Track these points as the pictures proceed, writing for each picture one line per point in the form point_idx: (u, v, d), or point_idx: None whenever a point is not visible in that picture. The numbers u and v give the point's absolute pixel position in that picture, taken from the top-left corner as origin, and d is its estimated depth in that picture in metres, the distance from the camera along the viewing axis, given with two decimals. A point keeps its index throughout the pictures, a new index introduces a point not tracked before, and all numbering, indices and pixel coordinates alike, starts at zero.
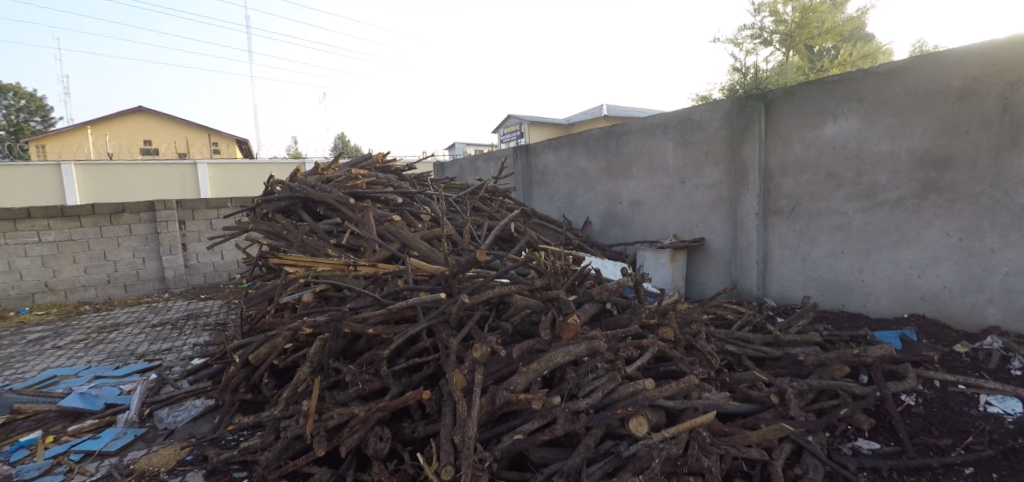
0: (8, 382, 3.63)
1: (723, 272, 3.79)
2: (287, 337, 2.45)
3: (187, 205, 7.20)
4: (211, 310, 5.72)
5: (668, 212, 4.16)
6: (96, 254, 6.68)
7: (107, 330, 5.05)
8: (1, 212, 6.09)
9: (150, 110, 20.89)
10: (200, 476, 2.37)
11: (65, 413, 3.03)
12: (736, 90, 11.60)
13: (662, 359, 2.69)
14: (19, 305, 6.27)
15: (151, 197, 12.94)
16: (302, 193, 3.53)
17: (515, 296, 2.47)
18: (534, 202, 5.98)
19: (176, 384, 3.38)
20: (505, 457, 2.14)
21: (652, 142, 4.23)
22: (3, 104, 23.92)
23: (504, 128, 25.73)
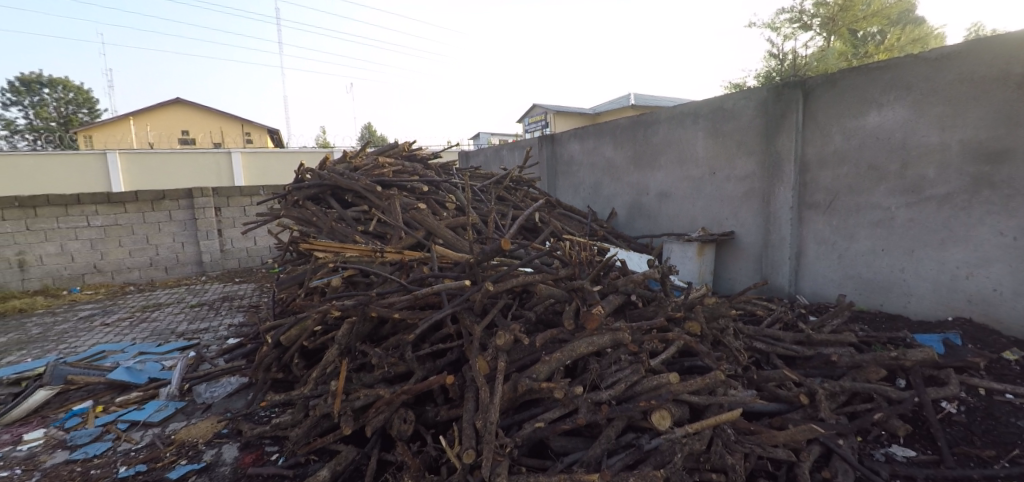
0: (63, 355, 3.89)
1: (753, 267, 3.68)
2: (316, 319, 2.54)
3: (223, 192, 7.48)
4: (245, 293, 5.96)
5: (696, 205, 4.06)
6: (140, 238, 7.03)
7: (150, 310, 5.35)
8: (54, 197, 6.48)
9: (188, 101, 21.72)
10: (235, 448, 2.50)
11: (113, 385, 3.23)
12: (772, 77, 11.15)
13: (687, 353, 2.64)
14: (71, 284, 6.70)
15: (190, 184, 13.49)
16: (330, 180, 3.60)
17: (538, 285, 2.47)
18: (558, 192, 5.94)
19: (213, 361, 3.55)
20: (526, 444, 2.16)
21: (682, 132, 4.12)
22: (54, 95, 25.39)
23: (528, 118, 25.61)
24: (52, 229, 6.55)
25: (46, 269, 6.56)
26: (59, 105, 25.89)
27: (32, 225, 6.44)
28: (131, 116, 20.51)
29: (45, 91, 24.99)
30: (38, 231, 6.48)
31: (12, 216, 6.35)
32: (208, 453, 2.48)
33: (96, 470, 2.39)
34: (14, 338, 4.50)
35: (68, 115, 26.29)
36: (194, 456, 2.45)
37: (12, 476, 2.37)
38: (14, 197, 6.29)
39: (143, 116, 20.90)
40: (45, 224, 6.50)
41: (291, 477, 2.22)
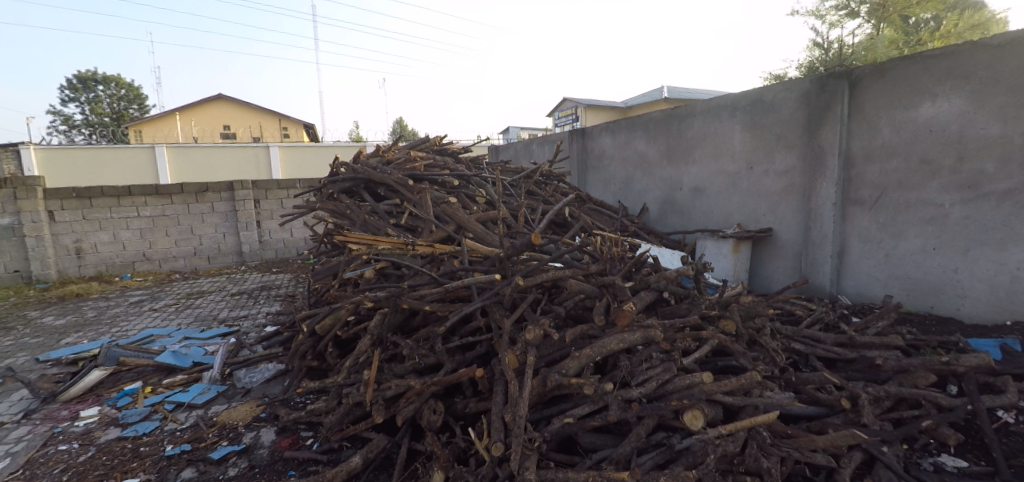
0: (117, 337, 4.14)
1: (791, 265, 3.54)
2: (349, 310, 2.60)
3: (261, 185, 7.73)
4: (281, 282, 6.17)
5: (732, 200, 3.94)
6: (185, 228, 7.37)
7: (194, 297, 5.61)
8: (108, 189, 6.86)
9: (229, 97, 22.56)
10: (272, 432, 2.60)
11: (160, 368, 3.40)
12: (815, 67, 10.64)
13: (721, 353, 2.57)
14: (123, 271, 7.09)
15: (231, 177, 14.02)
16: (364, 174, 3.67)
17: (569, 280, 2.44)
18: (589, 186, 5.88)
19: (252, 348, 3.69)
20: (555, 439, 2.15)
21: (718, 126, 3.99)
22: (106, 92, 26.89)
23: (558, 113, 25.42)
24: (106, 219, 6.95)
25: (101, 256, 6.97)
26: (112, 101, 27.45)
27: (88, 215, 6.86)
28: (176, 112, 21.51)
29: (99, 88, 26.51)
30: (94, 220, 6.89)
31: (71, 206, 6.77)
32: (248, 435, 2.58)
33: (146, 447, 2.53)
34: (73, 321, 4.81)
35: (119, 111, 27.81)
36: (234, 438, 2.56)
37: (71, 449, 2.55)
38: (73, 188, 6.70)
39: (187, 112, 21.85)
40: (100, 214, 6.90)
41: (325, 462, 2.29)
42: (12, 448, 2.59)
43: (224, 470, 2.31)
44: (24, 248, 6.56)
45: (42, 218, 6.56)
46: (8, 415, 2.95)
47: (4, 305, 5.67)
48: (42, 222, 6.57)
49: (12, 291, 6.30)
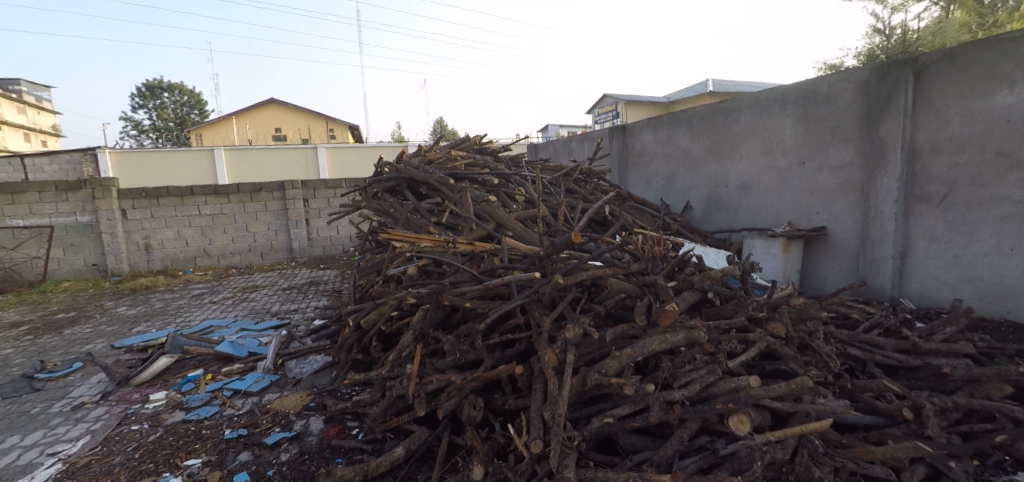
0: (182, 327, 4.46)
1: (847, 266, 3.35)
2: (393, 305, 2.69)
3: (310, 185, 8.06)
4: (329, 278, 6.43)
5: (782, 197, 3.77)
6: (240, 225, 7.81)
7: (249, 290, 5.94)
8: (173, 189, 7.38)
9: (280, 100, 23.63)
10: (321, 421, 2.72)
11: (220, 357, 3.63)
12: (876, 56, 9.96)
13: (770, 356, 2.47)
14: (185, 265, 7.61)
15: (283, 177, 14.72)
16: (407, 173, 3.78)
17: (609, 279, 2.42)
18: (629, 184, 5.78)
19: (302, 340, 3.87)
20: (594, 438, 2.14)
21: (767, 120, 3.82)
22: (170, 99, 28.91)
23: (598, 109, 25.06)
24: (171, 217, 7.48)
25: (167, 252, 7.52)
26: (176, 107, 29.57)
27: (156, 213, 7.40)
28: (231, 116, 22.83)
29: (165, 95, 28.60)
30: (161, 218, 7.44)
31: (141, 205, 7.33)
32: (298, 423, 2.72)
33: (207, 430, 2.71)
34: (144, 311, 5.23)
35: (183, 116, 29.83)
36: (286, 425, 2.70)
37: (142, 429, 2.77)
38: (143, 189, 7.25)
39: (241, 116, 23.14)
40: (165, 212, 7.44)
41: (370, 452, 2.38)
42: (93, 426, 2.85)
43: (277, 454, 2.44)
44: (101, 244, 7.17)
45: (116, 216, 7.13)
46: (89, 396, 3.25)
47: (85, 295, 6.22)
48: (117, 219, 7.15)
49: (91, 283, 6.92)
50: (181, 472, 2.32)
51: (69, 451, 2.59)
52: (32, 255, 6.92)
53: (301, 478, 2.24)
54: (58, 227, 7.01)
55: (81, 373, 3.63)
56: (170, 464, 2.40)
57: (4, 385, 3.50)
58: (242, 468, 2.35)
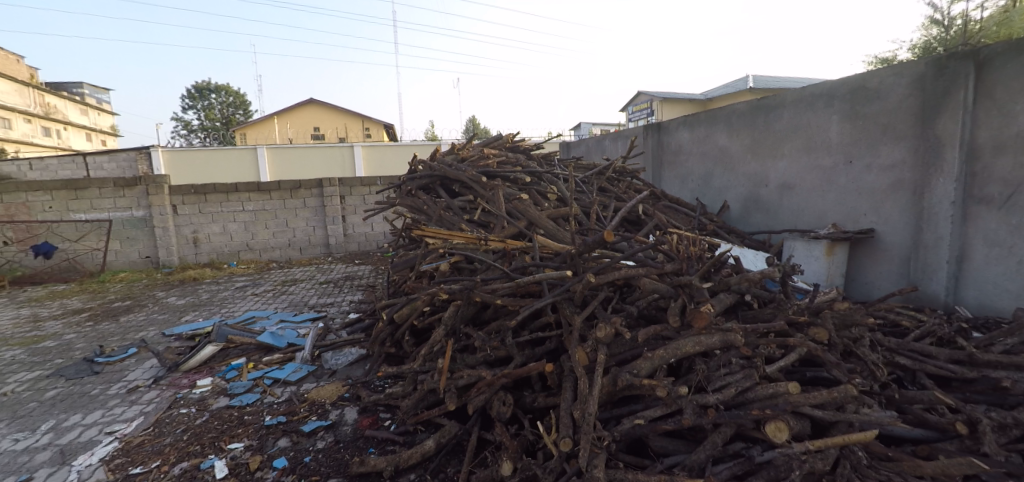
0: (227, 317, 4.69)
1: (897, 270, 3.18)
2: (425, 301, 2.75)
3: (347, 183, 8.29)
4: (364, 273, 6.60)
5: (826, 198, 3.61)
6: (281, 221, 8.13)
7: (289, 284, 6.18)
8: (220, 186, 7.77)
9: (319, 101, 24.48)
10: (355, 412, 2.80)
11: (261, 346, 3.80)
12: (933, 48, 9.41)
13: (810, 362, 2.37)
14: (230, 259, 7.99)
15: (321, 175, 15.21)
16: (440, 171, 3.84)
17: (642, 279, 2.38)
18: (664, 183, 5.68)
19: (338, 333, 4.00)
20: (624, 440, 2.12)
21: (811, 117, 3.67)
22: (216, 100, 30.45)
23: (632, 106, 24.65)
24: (217, 213, 7.87)
25: (213, 245, 7.91)
26: (222, 108, 31.07)
27: (203, 209, 7.80)
28: (273, 116, 23.78)
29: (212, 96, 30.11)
30: (208, 214, 7.83)
31: (190, 201, 7.73)
32: (334, 412, 2.81)
33: (249, 416, 2.84)
34: (193, 301, 5.53)
35: (228, 117, 31.32)
36: (323, 414, 2.80)
37: (190, 412, 2.94)
38: (192, 185, 7.65)
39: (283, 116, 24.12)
40: (213, 208, 7.83)
41: (402, 443, 2.44)
42: (145, 408, 3.04)
43: (313, 442, 2.54)
44: (154, 237, 7.62)
45: (167, 211, 7.56)
46: (142, 380, 3.46)
47: (139, 285, 6.63)
48: (168, 214, 7.57)
49: (145, 274, 7.36)
50: (225, 455, 2.45)
51: (124, 431, 2.77)
52: (93, 247, 7.44)
53: (336, 466, 2.32)
54: (116, 221, 7.50)
55: (136, 358, 3.88)
56: (215, 447, 2.53)
57: (69, 366, 3.78)
58: (281, 453, 2.45)
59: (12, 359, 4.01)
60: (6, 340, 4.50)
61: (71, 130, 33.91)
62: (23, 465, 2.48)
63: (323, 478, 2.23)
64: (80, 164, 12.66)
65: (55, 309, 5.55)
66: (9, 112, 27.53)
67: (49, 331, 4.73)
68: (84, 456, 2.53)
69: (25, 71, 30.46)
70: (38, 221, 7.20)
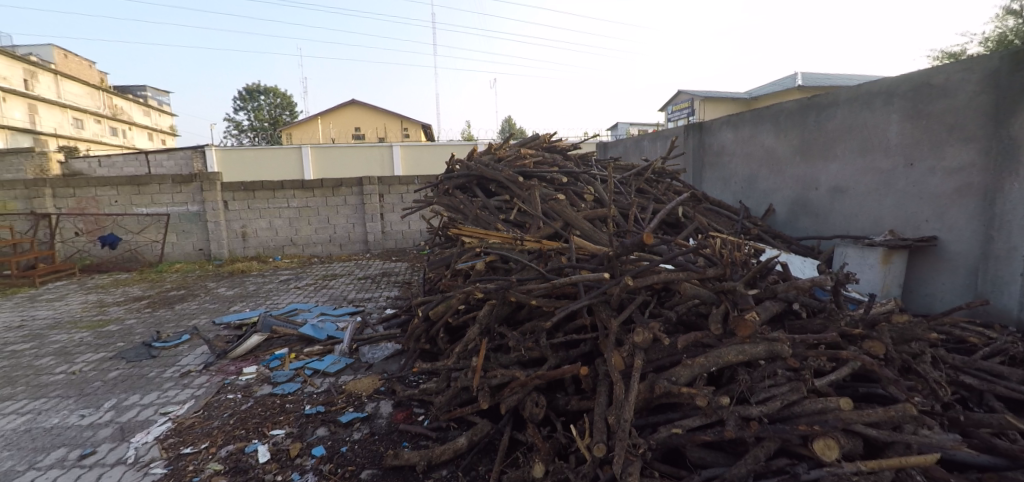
0: (272, 309, 4.91)
1: (964, 281, 2.94)
2: (461, 299, 2.78)
3: (385, 181, 8.49)
4: (400, 270, 6.74)
5: (883, 203, 3.39)
6: (323, 218, 8.43)
7: (329, 278, 6.40)
8: (267, 183, 8.15)
9: (361, 102, 25.29)
10: (389, 405, 2.87)
11: (303, 338, 3.95)
12: (1012, 41, 8.65)
13: (864, 378, 2.23)
14: (275, 253, 8.36)
15: (361, 174, 15.68)
16: (477, 171, 3.87)
17: (682, 284, 2.30)
18: (705, 185, 5.52)
19: (374, 328, 4.10)
20: (660, 448, 2.06)
21: (868, 116, 3.45)
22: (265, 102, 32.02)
23: (672, 106, 24.02)
24: (264, 209, 8.25)
25: (260, 240, 8.29)
26: (270, 109, 32.62)
27: (252, 205, 8.19)
28: (316, 117, 24.72)
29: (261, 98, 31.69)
30: (256, 209, 8.22)
31: (239, 197, 8.14)
32: (370, 405, 2.88)
33: (290, 405, 2.95)
34: (241, 292, 5.81)
35: (275, 117, 32.84)
36: (359, 406, 2.88)
37: (236, 398, 3.09)
38: (242, 183, 8.05)
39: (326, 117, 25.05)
40: (260, 204, 8.22)
41: (434, 439, 2.47)
42: (197, 392, 3.22)
43: (350, 433, 2.61)
44: (206, 231, 8.07)
45: (219, 207, 7.99)
46: (193, 366, 3.67)
47: (193, 276, 7.05)
48: (220, 210, 8.00)
49: (198, 265, 7.81)
50: (268, 440, 2.55)
51: (177, 412, 2.95)
52: (153, 239, 7.97)
53: (371, 458, 2.38)
54: (173, 215, 8.00)
55: (189, 345, 4.12)
56: (259, 432, 2.65)
57: (129, 350, 4.05)
58: (320, 442, 2.53)
59: (81, 340, 4.35)
60: (76, 323, 4.88)
61: (135, 130, 36.54)
62: (89, 439, 2.69)
63: (359, 469, 2.29)
64: (142, 161, 13.63)
65: (119, 296, 5.97)
66: (82, 113, 29.96)
67: (113, 315, 5.10)
68: (141, 434, 2.71)
69: (95, 75, 33.09)
70: (105, 214, 7.78)
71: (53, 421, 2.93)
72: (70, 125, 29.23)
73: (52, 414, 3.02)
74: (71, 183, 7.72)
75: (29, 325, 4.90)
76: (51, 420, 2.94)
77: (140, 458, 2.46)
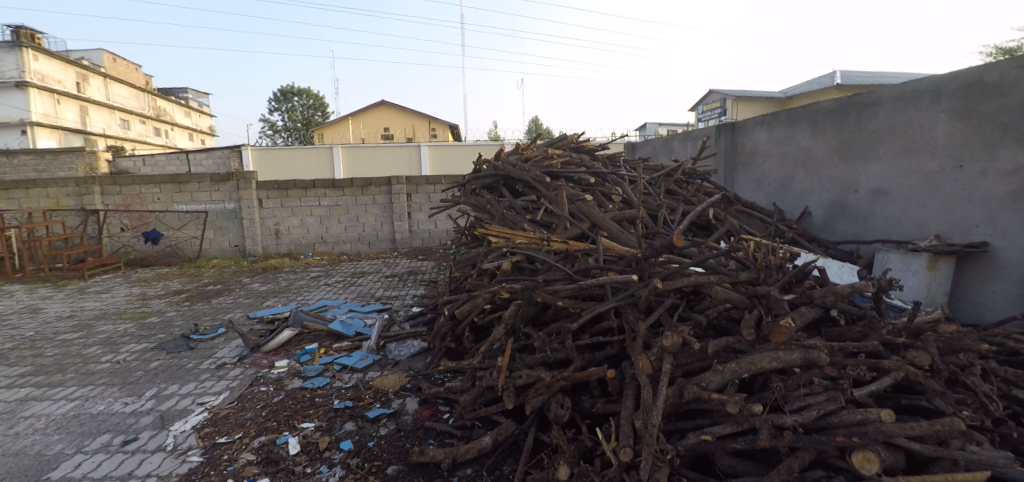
0: (302, 305, 5.05)
1: (1017, 291, 2.78)
2: (487, 298, 2.80)
3: (413, 181, 8.61)
4: (427, 269, 6.83)
5: (928, 206, 3.23)
6: (352, 217, 8.62)
7: (358, 276, 6.54)
8: (299, 182, 8.40)
9: (390, 102, 25.78)
10: (415, 402, 2.91)
11: (332, 333, 4.05)
12: None
13: (906, 389, 2.13)
14: (306, 250, 8.61)
15: (389, 174, 15.99)
16: (504, 171, 3.89)
17: (713, 287, 2.24)
18: (737, 186, 5.38)
19: (401, 325, 4.17)
20: (688, 455, 2.02)
21: (914, 115, 3.29)
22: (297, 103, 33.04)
23: (702, 106, 23.52)
24: (296, 207, 8.49)
25: (291, 237, 8.55)
26: (303, 110, 33.61)
27: (284, 203, 8.45)
28: (345, 118, 25.31)
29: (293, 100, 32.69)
30: (288, 208, 8.47)
31: (273, 196, 8.41)
32: (396, 401, 2.94)
33: (319, 399, 3.03)
34: (274, 288, 6.01)
35: (307, 118, 33.81)
36: (386, 402, 2.93)
37: (268, 391, 3.19)
38: (276, 182, 8.32)
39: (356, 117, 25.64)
40: (293, 202, 8.47)
41: (459, 437, 2.49)
42: (232, 383, 3.35)
43: (377, 428, 2.66)
44: (242, 228, 8.37)
45: (254, 205, 8.27)
46: (228, 358, 3.81)
47: (229, 272, 7.33)
48: (254, 207, 8.28)
49: (233, 261, 8.12)
50: (298, 433, 2.63)
51: (213, 403, 3.07)
52: (192, 235, 8.32)
53: (397, 453, 2.42)
54: (211, 212, 8.33)
55: (224, 338, 4.28)
56: (289, 424, 2.73)
57: (170, 341, 4.25)
58: (348, 436, 2.59)
59: (125, 331, 4.58)
60: (121, 314, 5.15)
61: (176, 130, 38.29)
62: (131, 426, 2.83)
63: (385, 464, 2.33)
64: (182, 161, 14.27)
65: (160, 290, 6.27)
66: (127, 115, 31.66)
67: (155, 308, 5.36)
68: (180, 423, 2.83)
69: (140, 78, 34.88)
70: (149, 211, 8.17)
71: (99, 408, 3.09)
72: (118, 126, 30.88)
73: (98, 401, 3.19)
74: (118, 181, 8.14)
75: (79, 316, 5.20)
76: (98, 406, 3.10)
77: (179, 446, 2.57)
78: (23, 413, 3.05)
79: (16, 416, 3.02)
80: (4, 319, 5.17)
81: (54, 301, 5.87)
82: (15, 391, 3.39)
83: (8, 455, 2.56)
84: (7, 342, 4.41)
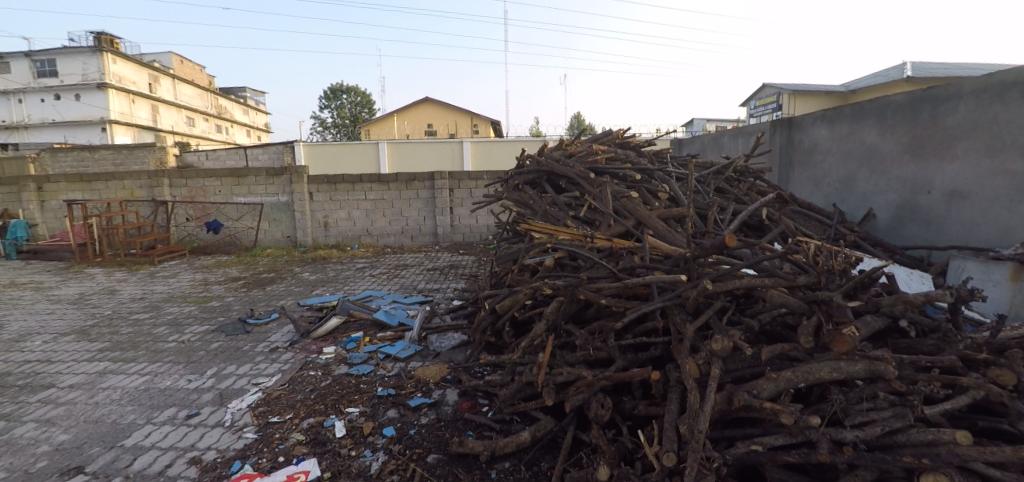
0: (349, 294, 5.26)
1: None
2: (528, 294, 2.80)
3: (456, 176, 8.73)
4: (467, 264, 6.92)
5: (1013, 211, 2.93)
6: (396, 211, 8.87)
7: (400, 268, 6.73)
8: (347, 176, 8.72)
9: (433, 99, 26.28)
10: (455, 394, 2.97)
11: (376, 323, 4.19)
12: None
13: (985, 410, 1.94)
14: (352, 242, 8.95)
15: (432, 169, 16.33)
16: (547, 166, 3.88)
17: (768, 290, 2.12)
18: (792, 185, 5.11)
19: (442, 317, 4.27)
20: (736, 464, 1.93)
21: (1000, 110, 2.98)
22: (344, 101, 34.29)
23: (755, 101, 22.46)
24: (344, 201, 8.83)
25: (339, 229, 8.91)
26: (351, 108, 34.85)
27: (333, 197, 8.81)
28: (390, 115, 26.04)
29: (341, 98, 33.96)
30: (336, 201, 8.82)
31: (323, 190, 8.78)
32: (437, 392, 3.00)
33: (364, 385, 3.15)
34: (322, 278, 6.28)
35: (354, 116, 35.06)
36: (426, 392, 3.00)
37: (317, 375, 3.34)
38: (325, 176, 8.69)
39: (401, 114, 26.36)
40: (341, 196, 8.81)
41: (498, 430, 2.52)
42: (283, 367, 3.53)
43: (418, 417, 2.73)
44: (293, 220, 8.81)
45: (305, 198, 8.67)
46: (281, 343, 4.03)
47: (281, 261, 7.75)
48: (305, 200, 8.69)
49: (285, 251, 8.57)
50: (344, 417, 2.74)
51: (266, 384, 3.25)
52: (249, 226, 8.83)
53: (437, 442, 2.47)
54: (266, 204, 8.80)
55: (277, 323, 4.53)
56: (336, 408, 2.85)
57: (228, 324, 4.53)
58: (390, 423, 2.67)
59: (189, 313, 4.94)
60: (186, 298, 5.55)
61: (235, 128, 40.77)
62: (194, 402, 3.04)
63: (425, 453, 2.38)
64: (241, 155, 15.18)
65: (220, 276, 6.70)
66: (193, 113, 34.05)
67: (216, 293, 5.74)
68: (237, 401, 3.02)
69: (205, 79, 37.42)
70: (211, 202, 8.76)
71: (166, 383, 3.35)
72: (183, 123, 33.23)
73: (166, 377, 3.46)
74: (184, 174, 8.75)
75: (150, 298, 5.65)
76: (165, 382, 3.36)
77: (236, 422, 2.74)
78: (101, 385, 3.35)
79: (96, 387, 3.32)
80: (88, 298, 5.71)
81: (130, 284, 6.41)
82: (95, 364, 3.74)
83: (89, 422, 2.82)
84: (90, 319, 4.87)
